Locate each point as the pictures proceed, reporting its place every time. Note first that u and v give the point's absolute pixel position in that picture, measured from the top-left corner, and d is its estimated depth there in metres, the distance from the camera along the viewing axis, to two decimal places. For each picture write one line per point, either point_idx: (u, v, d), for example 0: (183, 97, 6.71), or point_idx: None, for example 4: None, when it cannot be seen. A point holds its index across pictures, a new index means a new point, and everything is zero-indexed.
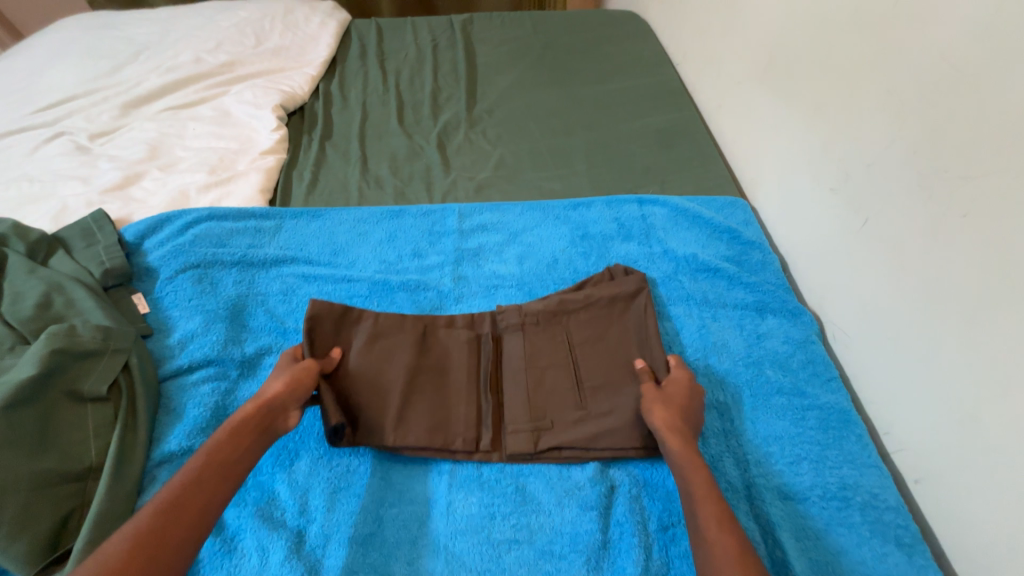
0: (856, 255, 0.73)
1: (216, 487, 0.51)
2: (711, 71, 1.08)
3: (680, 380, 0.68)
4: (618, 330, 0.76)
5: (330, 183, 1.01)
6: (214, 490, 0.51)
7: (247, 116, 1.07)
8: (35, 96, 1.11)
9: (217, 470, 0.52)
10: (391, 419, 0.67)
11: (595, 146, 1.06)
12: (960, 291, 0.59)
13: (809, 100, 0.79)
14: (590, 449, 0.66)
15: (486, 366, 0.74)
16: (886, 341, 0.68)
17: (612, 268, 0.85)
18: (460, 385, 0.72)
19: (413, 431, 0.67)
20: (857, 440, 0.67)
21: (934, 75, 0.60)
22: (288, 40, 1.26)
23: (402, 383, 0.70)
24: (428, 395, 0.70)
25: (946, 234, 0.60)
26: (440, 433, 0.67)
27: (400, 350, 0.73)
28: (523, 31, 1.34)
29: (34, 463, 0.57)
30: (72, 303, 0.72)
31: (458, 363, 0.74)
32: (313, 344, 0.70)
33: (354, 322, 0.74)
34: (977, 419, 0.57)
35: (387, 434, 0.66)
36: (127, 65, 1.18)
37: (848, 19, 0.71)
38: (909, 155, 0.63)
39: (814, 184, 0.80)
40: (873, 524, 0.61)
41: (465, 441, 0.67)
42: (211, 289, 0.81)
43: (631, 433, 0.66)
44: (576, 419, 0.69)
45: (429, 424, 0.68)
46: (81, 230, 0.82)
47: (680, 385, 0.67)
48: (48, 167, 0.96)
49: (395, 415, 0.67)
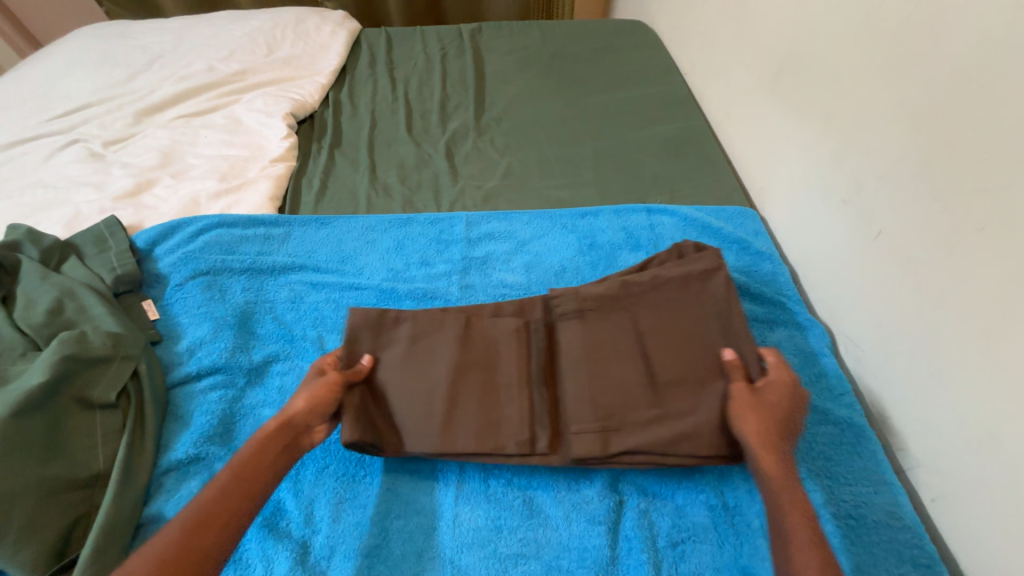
0: (869, 267, 0.72)
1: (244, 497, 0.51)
2: (719, 80, 1.08)
3: (777, 383, 0.61)
4: (692, 314, 0.69)
5: (339, 191, 1.01)
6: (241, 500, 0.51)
7: (258, 124, 1.08)
8: (51, 104, 1.13)
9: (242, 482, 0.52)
10: (443, 419, 0.64)
11: (604, 155, 1.06)
12: (976, 307, 0.57)
13: (820, 111, 0.78)
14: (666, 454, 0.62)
15: (538, 358, 0.70)
16: (900, 354, 0.67)
17: (681, 245, 0.79)
18: (512, 378, 0.68)
19: (465, 433, 0.64)
20: (871, 455, 0.66)
21: (947, 87, 0.60)
22: (299, 49, 1.28)
23: (448, 383, 0.66)
24: (476, 394, 0.66)
25: (962, 248, 0.59)
26: (506, 433, 0.64)
27: (443, 348, 0.69)
28: (531, 40, 1.35)
29: (42, 470, 0.58)
30: (83, 310, 0.73)
31: (509, 356, 0.70)
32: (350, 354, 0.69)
33: (393, 327, 0.71)
34: (996, 438, 0.55)
35: (433, 439, 0.64)
36: (140, 74, 1.20)
37: (858, 31, 0.71)
38: (923, 167, 0.63)
39: (824, 195, 0.79)
40: (888, 543, 0.60)
41: (520, 443, 0.64)
42: (220, 296, 0.82)
43: (712, 440, 0.61)
44: (648, 419, 0.64)
45: (480, 425, 0.65)
46: (93, 237, 0.83)
47: (774, 389, 0.61)
48: (63, 174, 0.98)
49: (444, 414, 0.65)
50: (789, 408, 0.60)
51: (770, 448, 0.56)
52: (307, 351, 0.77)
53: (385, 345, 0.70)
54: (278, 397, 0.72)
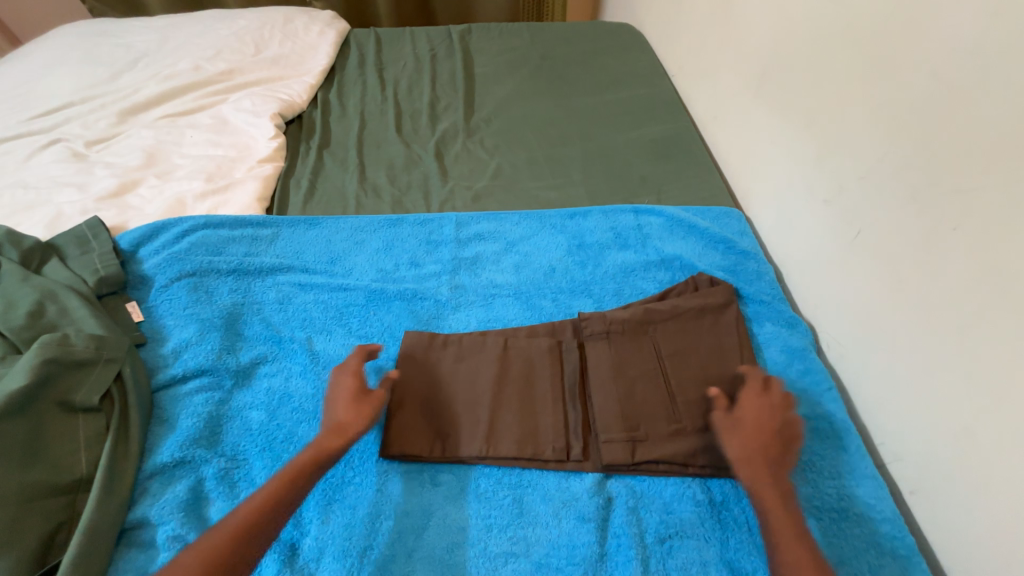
0: (850, 267, 0.73)
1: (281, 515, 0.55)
2: (706, 83, 1.10)
3: (752, 402, 0.64)
4: (710, 340, 0.76)
5: (328, 191, 1.01)
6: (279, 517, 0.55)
7: (245, 124, 1.07)
8: (32, 102, 1.10)
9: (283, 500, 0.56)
10: (482, 433, 0.68)
11: (593, 156, 1.07)
12: (952, 306, 0.59)
13: (802, 114, 0.80)
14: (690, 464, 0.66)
15: (571, 375, 0.74)
16: (880, 351, 0.69)
17: (696, 278, 0.84)
18: (547, 394, 0.72)
19: (501, 445, 0.67)
20: (855, 450, 0.67)
21: (924, 92, 0.61)
22: (287, 49, 1.27)
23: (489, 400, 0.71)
24: (511, 408, 0.70)
25: (938, 247, 0.61)
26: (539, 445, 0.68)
27: (484, 368, 0.74)
28: (521, 42, 1.36)
29: (23, 475, 0.57)
30: (66, 312, 0.71)
31: (546, 372, 0.74)
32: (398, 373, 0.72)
33: (439, 349, 0.76)
34: (973, 433, 0.57)
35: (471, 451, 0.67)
36: (124, 73, 1.18)
37: (839, 36, 0.72)
38: (901, 169, 0.64)
39: (807, 196, 0.81)
40: (869, 536, 0.61)
41: (556, 450, 0.67)
42: (206, 298, 0.81)
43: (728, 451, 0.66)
44: (670, 432, 0.68)
45: (519, 435, 0.68)
46: (76, 238, 0.82)
47: (753, 406, 0.64)
48: (44, 174, 0.96)
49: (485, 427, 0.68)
50: (774, 423, 0.62)
51: (756, 463, 0.59)
52: (295, 352, 0.76)
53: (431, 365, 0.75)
54: (266, 398, 0.71)
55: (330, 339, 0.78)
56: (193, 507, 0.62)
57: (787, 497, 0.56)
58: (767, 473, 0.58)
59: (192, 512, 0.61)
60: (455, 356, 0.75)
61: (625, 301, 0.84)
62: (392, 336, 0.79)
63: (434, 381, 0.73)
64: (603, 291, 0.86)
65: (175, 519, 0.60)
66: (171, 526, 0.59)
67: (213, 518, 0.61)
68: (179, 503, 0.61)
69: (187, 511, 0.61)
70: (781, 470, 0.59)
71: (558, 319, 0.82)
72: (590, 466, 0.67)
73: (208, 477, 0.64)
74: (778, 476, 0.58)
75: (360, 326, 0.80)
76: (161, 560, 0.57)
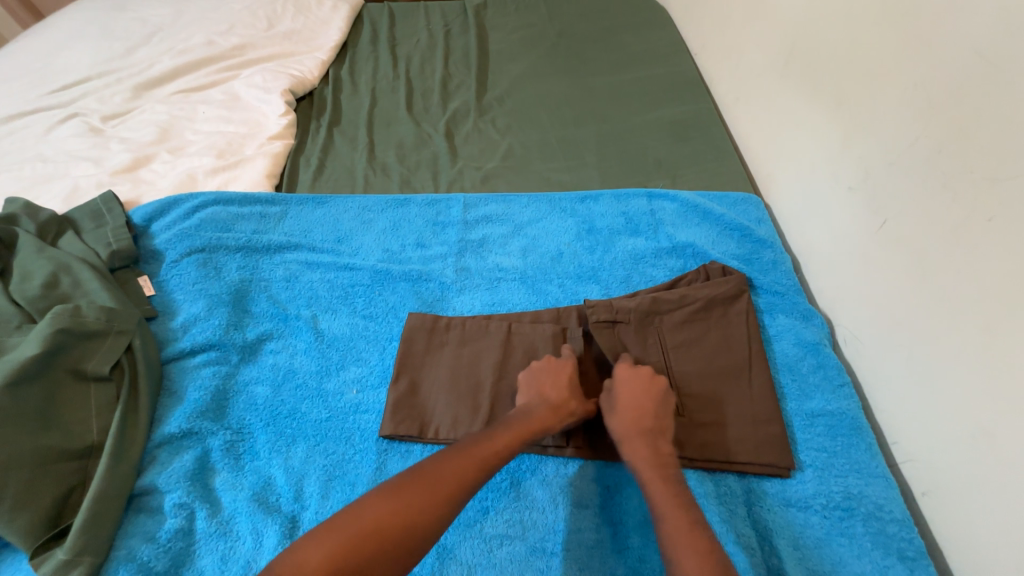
0: (873, 258, 0.70)
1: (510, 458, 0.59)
2: (731, 61, 1.04)
3: (632, 381, 0.66)
4: (717, 334, 0.74)
5: (336, 170, 1.00)
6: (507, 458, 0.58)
7: (256, 101, 1.07)
8: (50, 77, 1.12)
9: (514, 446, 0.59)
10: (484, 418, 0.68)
11: (607, 138, 1.04)
12: (979, 302, 0.56)
13: (831, 93, 0.75)
14: (692, 459, 0.65)
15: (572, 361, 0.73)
16: (900, 347, 0.66)
17: (707, 267, 0.82)
18: None
19: None
20: (867, 449, 0.65)
21: (965, 70, 0.57)
22: (299, 23, 1.25)
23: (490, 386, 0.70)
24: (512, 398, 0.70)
25: (968, 239, 0.57)
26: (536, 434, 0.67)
27: (487, 354, 0.73)
28: (537, 18, 1.31)
29: (37, 440, 0.59)
30: (79, 284, 0.73)
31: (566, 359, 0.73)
32: (406, 361, 0.73)
33: (443, 332, 0.76)
34: (992, 435, 0.54)
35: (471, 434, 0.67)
36: (139, 47, 1.19)
37: (877, 9, 0.67)
38: (933, 153, 0.60)
39: (831, 182, 0.77)
40: (876, 536, 0.59)
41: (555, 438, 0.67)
42: (215, 274, 0.82)
43: (732, 446, 0.65)
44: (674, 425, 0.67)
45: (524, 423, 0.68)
46: (90, 212, 0.83)
47: (628, 385, 0.66)
48: (62, 148, 0.97)
49: (487, 414, 0.68)
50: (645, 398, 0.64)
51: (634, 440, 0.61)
52: (300, 329, 0.77)
53: (435, 349, 0.74)
54: (271, 374, 0.72)
55: (335, 318, 0.79)
56: (199, 477, 0.63)
57: (666, 462, 0.60)
58: (644, 446, 0.61)
59: (198, 482, 0.63)
60: (458, 340, 0.75)
61: (632, 289, 0.82)
62: (395, 317, 0.79)
63: (434, 364, 0.73)
64: (611, 277, 0.84)
65: (182, 487, 0.62)
66: (178, 494, 0.61)
67: (218, 487, 0.63)
68: (186, 472, 0.63)
69: (193, 481, 0.63)
70: (660, 438, 0.62)
71: (564, 304, 0.80)
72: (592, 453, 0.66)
73: (214, 448, 0.65)
74: (654, 444, 0.61)
75: (364, 306, 0.80)
76: (168, 525, 0.59)
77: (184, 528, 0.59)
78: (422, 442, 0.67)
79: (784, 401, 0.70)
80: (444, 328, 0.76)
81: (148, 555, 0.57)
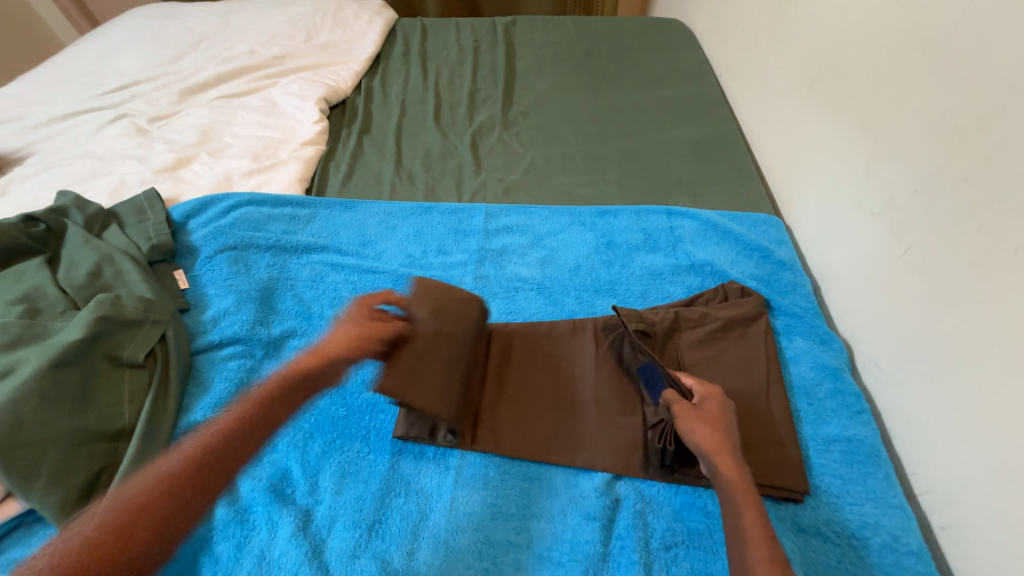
0: (896, 284, 0.69)
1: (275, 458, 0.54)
2: (756, 83, 1.05)
3: (714, 399, 0.64)
4: (734, 355, 0.74)
5: (364, 175, 1.04)
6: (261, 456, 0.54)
7: (293, 108, 1.12)
8: (103, 80, 1.19)
9: (260, 417, 0.55)
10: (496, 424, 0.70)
11: (629, 154, 1.05)
12: (1003, 333, 0.55)
13: (855, 118, 0.76)
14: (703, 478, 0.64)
15: (586, 373, 0.74)
16: (921, 376, 0.65)
17: (726, 286, 0.82)
18: (555, 393, 0.73)
19: (515, 437, 0.69)
20: (884, 478, 0.64)
21: (990, 98, 0.57)
22: (336, 36, 1.31)
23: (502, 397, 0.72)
24: (521, 411, 0.71)
25: (994, 268, 0.56)
26: (544, 447, 0.68)
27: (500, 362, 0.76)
28: (564, 36, 1.34)
29: (74, 421, 0.62)
30: (120, 275, 0.77)
31: (568, 375, 0.74)
32: None
33: None
34: (1015, 470, 0.52)
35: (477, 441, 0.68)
36: (186, 54, 1.25)
37: (903, 37, 0.68)
38: (959, 182, 0.60)
39: (854, 206, 0.77)
40: (891, 568, 0.58)
41: (566, 453, 0.68)
42: (245, 271, 0.85)
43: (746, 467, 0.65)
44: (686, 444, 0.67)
45: (532, 434, 0.69)
46: (134, 207, 0.88)
47: (715, 402, 0.64)
48: (110, 146, 1.03)
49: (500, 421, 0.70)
50: (728, 420, 0.63)
51: (724, 455, 0.59)
52: (322, 328, 0.79)
53: None
54: None
55: None
56: None
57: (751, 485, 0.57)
58: (734, 463, 0.58)
59: None
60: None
61: (649, 304, 0.83)
62: None
63: None
64: (628, 291, 0.85)
65: None
66: None
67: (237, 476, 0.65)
68: None
69: None
70: (738, 458, 0.60)
71: (580, 316, 0.81)
72: (599, 466, 0.66)
73: None
74: (740, 464, 0.59)
75: None
76: None
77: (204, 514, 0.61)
78: (434, 444, 0.69)
79: (800, 425, 0.70)
80: None
81: None
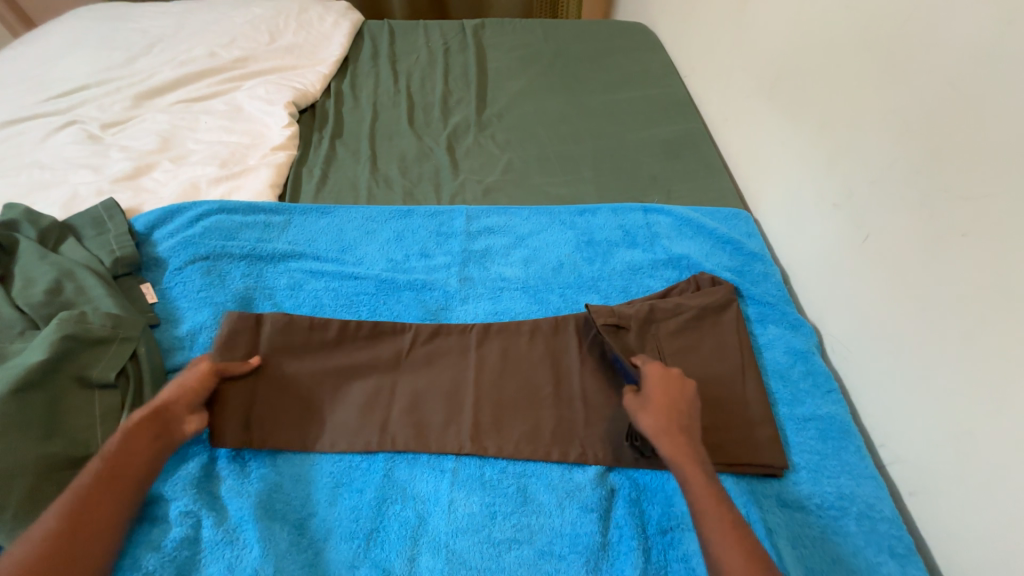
0: (857, 270, 0.74)
1: (118, 489, 0.53)
2: (719, 83, 1.10)
3: (656, 380, 0.66)
4: (710, 342, 0.77)
5: (339, 180, 1.02)
6: (115, 488, 0.53)
7: (259, 112, 1.08)
8: (47, 84, 1.11)
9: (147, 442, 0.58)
10: (489, 425, 0.70)
11: (603, 153, 1.08)
12: (957, 311, 0.60)
13: (815, 117, 0.80)
14: None
15: (573, 368, 0.76)
16: (886, 354, 0.69)
17: (697, 277, 0.86)
18: (546, 390, 0.74)
19: (510, 437, 0.70)
20: (855, 451, 0.68)
21: (937, 97, 0.62)
22: (301, 38, 1.28)
23: (493, 399, 0.73)
24: (512, 412, 0.72)
25: (946, 253, 0.61)
26: (539, 443, 0.69)
27: (489, 363, 0.76)
28: (533, 38, 1.36)
29: (39, 448, 0.58)
30: (83, 291, 0.73)
31: (557, 374, 0.75)
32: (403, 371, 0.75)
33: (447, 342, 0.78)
34: (974, 436, 0.57)
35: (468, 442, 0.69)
36: (139, 57, 1.19)
37: (857, 40, 0.72)
38: (911, 174, 0.65)
39: (817, 199, 0.82)
40: (867, 534, 0.62)
41: (559, 450, 0.68)
42: (219, 281, 0.82)
43: (731, 451, 0.68)
44: None
45: (524, 432, 0.70)
46: (92, 219, 0.83)
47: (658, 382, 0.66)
48: (59, 155, 0.97)
49: (492, 421, 0.71)
50: (675, 395, 0.65)
51: (670, 435, 0.61)
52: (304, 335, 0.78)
53: (436, 357, 0.77)
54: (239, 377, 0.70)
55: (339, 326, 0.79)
56: (204, 485, 0.63)
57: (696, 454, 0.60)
58: (681, 440, 0.61)
59: (203, 490, 0.63)
60: (460, 348, 0.78)
61: (630, 297, 0.85)
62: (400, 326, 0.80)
63: (436, 376, 0.75)
64: (610, 287, 0.87)
65: (187, 495, 0.61)
66: (184, 502, 0.60)
67: (224, 494, 0.63)
68: (191, 480, 0.62)
69: (199, 489, 0.62)
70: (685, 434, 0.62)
71: (564, 313, 0.83)
72: (591, 458, 0.68)
73: (220, 456, 0.66)
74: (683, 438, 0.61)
75: (368, 314, 0.81)
76: (173, 534, 0.58)
77: (190, 536, 0.58)
78: (429, 451, 0.68)
79: (775, 406, 0.74)
80: (448, 336, 0.79)
81: (154, 565, 0.56)
